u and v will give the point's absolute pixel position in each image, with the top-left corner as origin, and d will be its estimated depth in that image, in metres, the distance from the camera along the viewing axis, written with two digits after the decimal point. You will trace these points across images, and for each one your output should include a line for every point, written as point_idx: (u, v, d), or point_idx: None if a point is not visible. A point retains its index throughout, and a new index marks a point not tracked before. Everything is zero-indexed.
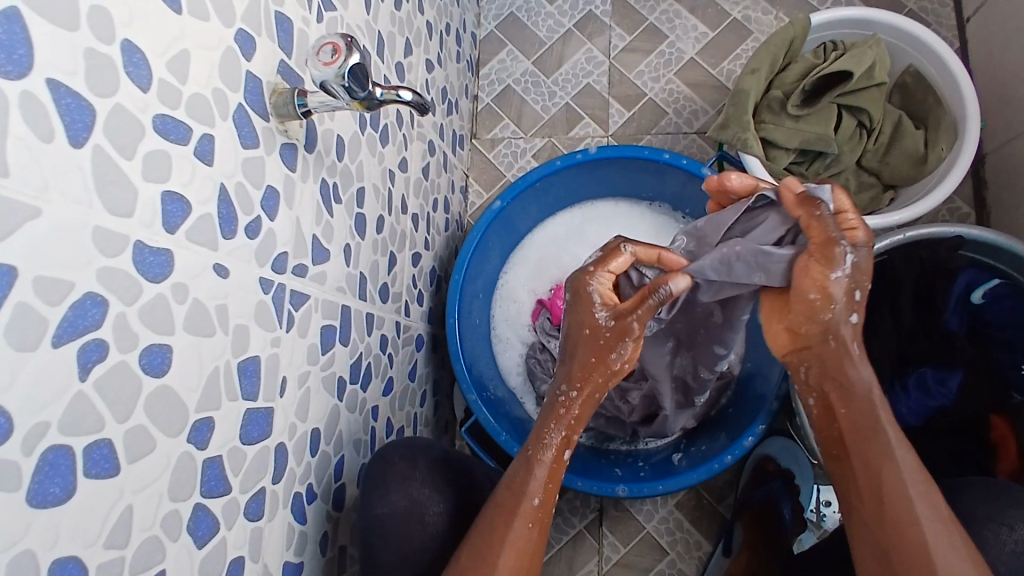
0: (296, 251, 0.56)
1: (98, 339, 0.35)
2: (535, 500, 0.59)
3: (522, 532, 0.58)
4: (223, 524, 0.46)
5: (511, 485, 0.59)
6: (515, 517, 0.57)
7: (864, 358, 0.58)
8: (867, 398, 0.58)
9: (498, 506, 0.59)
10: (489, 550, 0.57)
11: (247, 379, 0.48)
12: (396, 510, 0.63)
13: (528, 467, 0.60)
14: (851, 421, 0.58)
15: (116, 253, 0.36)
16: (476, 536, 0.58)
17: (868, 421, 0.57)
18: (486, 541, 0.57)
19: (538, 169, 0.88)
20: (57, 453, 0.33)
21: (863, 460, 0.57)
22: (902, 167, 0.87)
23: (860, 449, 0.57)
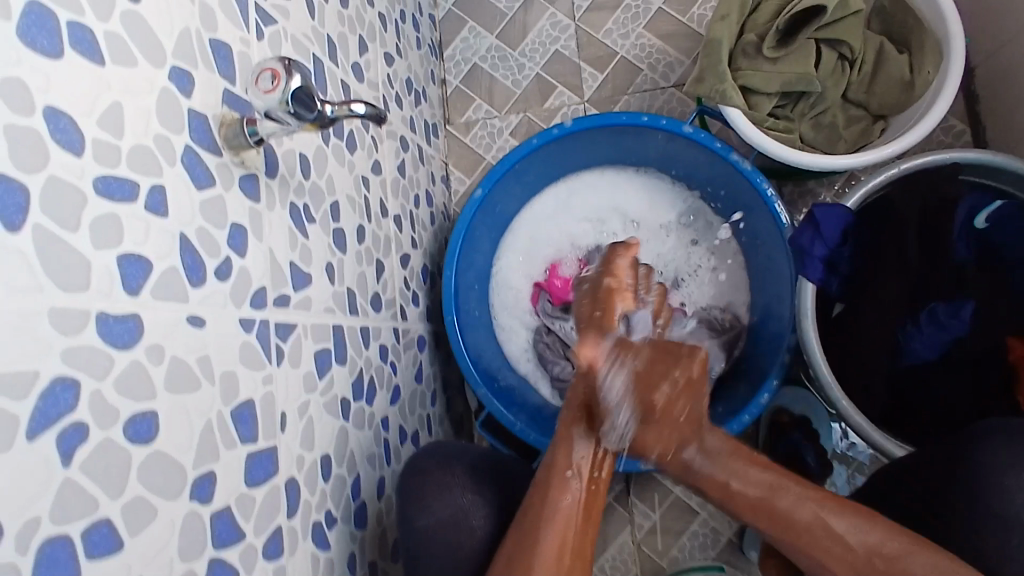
0: (274, 283, 0.54)
1: (76, 422, 0.34)
2: (578, 470, 0.64)
3: (564, 505, 0.62)
4: (243, 571, 0.46)
5: (550, 464, 0.64)
6: (552, 489, 0.62)
7: (759, 495, 0.62)
8: (804, 525, 0.59)
9: (534, 490, 0.63)
10: (535, 528, 0.60)
11: (244, 424, 0.48)
12: (433, 522, 0.64)
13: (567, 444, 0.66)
14: (789, 535, 0.60)
15: (78, 331, 0.35)
16: (515, 538, 0.60)
17: (788, 540, 0.59)
18: (533, 520, 0.61)
19: (515, 150, 0.85)
20: (56, 544, 0.33)
21: (836, 557, 0.57)
22: (890, 94, 0.83)
23: (824, 553, 0.58)
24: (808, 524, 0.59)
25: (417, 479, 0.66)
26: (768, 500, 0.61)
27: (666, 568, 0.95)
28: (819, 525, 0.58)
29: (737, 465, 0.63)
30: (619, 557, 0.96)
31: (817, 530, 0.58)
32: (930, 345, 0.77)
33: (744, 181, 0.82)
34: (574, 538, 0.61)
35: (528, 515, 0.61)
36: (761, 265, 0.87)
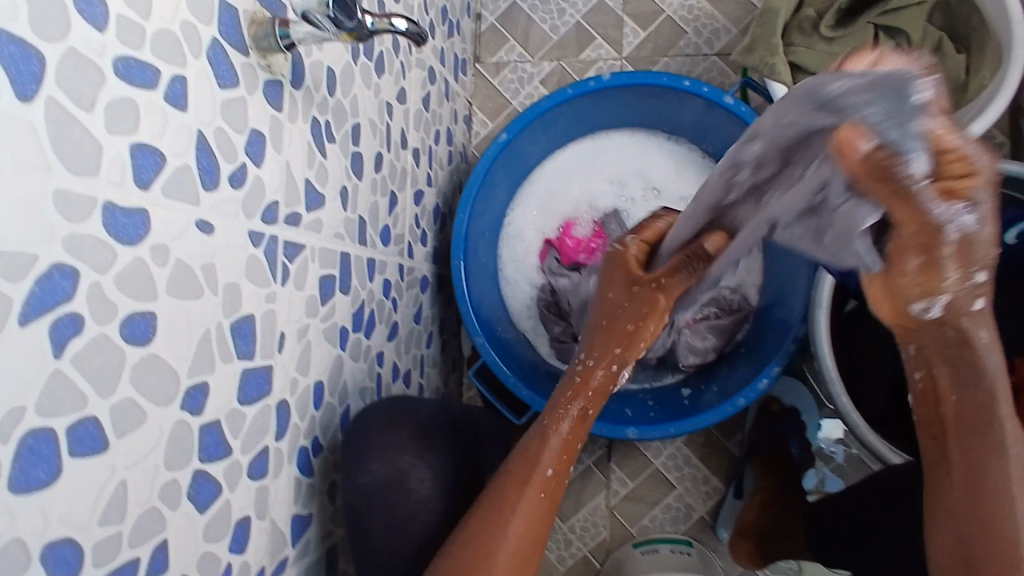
0: (287, 199, 0.52)
1: (72, 313, 0.33)
2: (547, 470, 0.60)
3: (533, 501, 0.59)
4: (226, 486, 0.45)
5: (525, 455, 0.61)
6: (527, 487, 0.59)
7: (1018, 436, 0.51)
8: (994, 443, 0.51)
9: (506, 479, 0.60)
10: (501, 518, 0.57)
11: (242, 339, 0.46)
12: (378, 479, 0.58)
13: (543, 438, 0.62)
14: (959, 415, 0.51)
15: (84, 219, 0.33)
16: (476, 516, 0.58)
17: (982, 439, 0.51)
18: (498, 506, 0.58)
19: (547, 99, 0.82)
20: (40, 437, 0.31)
21: (965, 466, 0.52)
22: None
23: (965, 446, 0.52)
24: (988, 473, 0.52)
25: (405, 422, 0.64)
26: (1016, 468, 0.50)
27: (635, 536, 0.96)
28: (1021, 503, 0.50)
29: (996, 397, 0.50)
30: (590, 519, 0.97)
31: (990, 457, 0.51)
32: None
33: None
34: (542, 528, 0.59)
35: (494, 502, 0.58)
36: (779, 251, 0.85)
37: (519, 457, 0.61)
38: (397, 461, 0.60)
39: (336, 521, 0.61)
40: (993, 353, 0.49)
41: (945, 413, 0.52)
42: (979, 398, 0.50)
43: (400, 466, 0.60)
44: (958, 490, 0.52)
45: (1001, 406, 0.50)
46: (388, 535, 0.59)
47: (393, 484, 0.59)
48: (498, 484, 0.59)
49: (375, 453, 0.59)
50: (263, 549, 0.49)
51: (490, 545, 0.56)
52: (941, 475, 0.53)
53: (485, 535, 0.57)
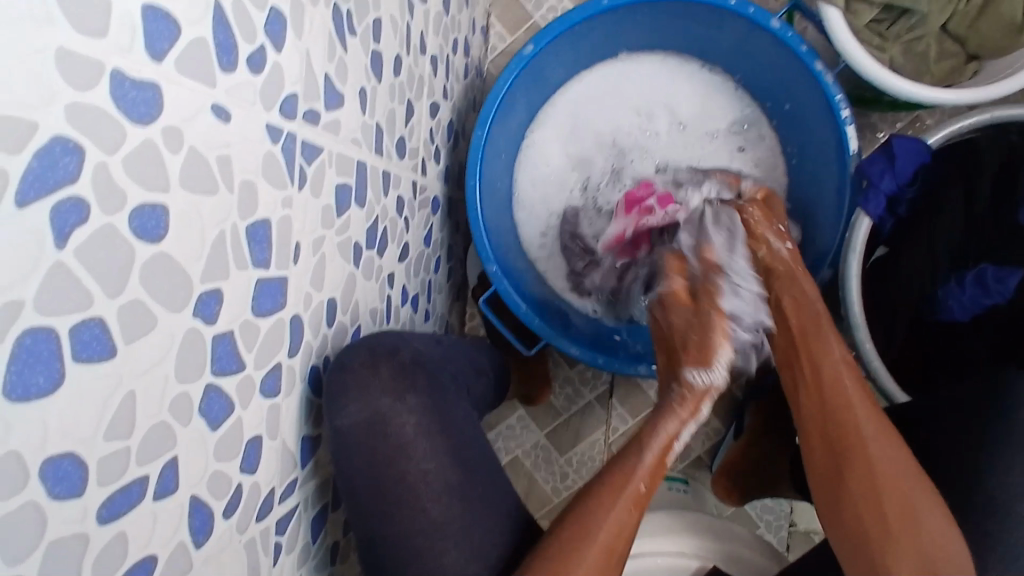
0: (306, 93, 0.46)
1: (75, 197, 0.28)
2: (642, 486, 0.60)
3: (622, 513, 0.58)
4: (239, 403, 0.41)
5: (617, 469, 0.61)
6: (618, 498, 0.58)
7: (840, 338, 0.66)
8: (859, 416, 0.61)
9: (604, 492, 0.59)
10: (579, 538, 0.56)
11: (258, 245, 0.42)
12: (355, 422, 0.53)
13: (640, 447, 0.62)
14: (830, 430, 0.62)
15: (89, 86, 0.28)
16: (559, 535, 0.56)
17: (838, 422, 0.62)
18: (578, 529, 0.56)
19: (580, 9, 0.75)
20: (39, 337, 0.27)
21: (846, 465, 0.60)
22: (993, 35, 0.74)
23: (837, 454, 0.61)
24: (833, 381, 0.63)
25: (391, 358, 0.58)
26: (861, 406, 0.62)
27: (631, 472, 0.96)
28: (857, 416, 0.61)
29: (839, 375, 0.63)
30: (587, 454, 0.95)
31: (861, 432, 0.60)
32: (966, 307, 0.73)
33: (821, 93, 0.74)
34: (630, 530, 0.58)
35: (613, 475, 0.61)
36: (806, 192, 0.82)
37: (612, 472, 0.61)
38: (376, 401, 0.55)
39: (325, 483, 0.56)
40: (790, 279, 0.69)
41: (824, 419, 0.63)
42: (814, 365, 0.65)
43: (379, 408, 0.55)
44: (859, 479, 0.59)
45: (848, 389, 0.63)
46: (371, 479, 0.54)
47: (374, 425, 0.54)
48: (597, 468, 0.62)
49: (355, 394, 0.53)
50: (273, 469, 0.47)
51: (581, 548, 0.55)
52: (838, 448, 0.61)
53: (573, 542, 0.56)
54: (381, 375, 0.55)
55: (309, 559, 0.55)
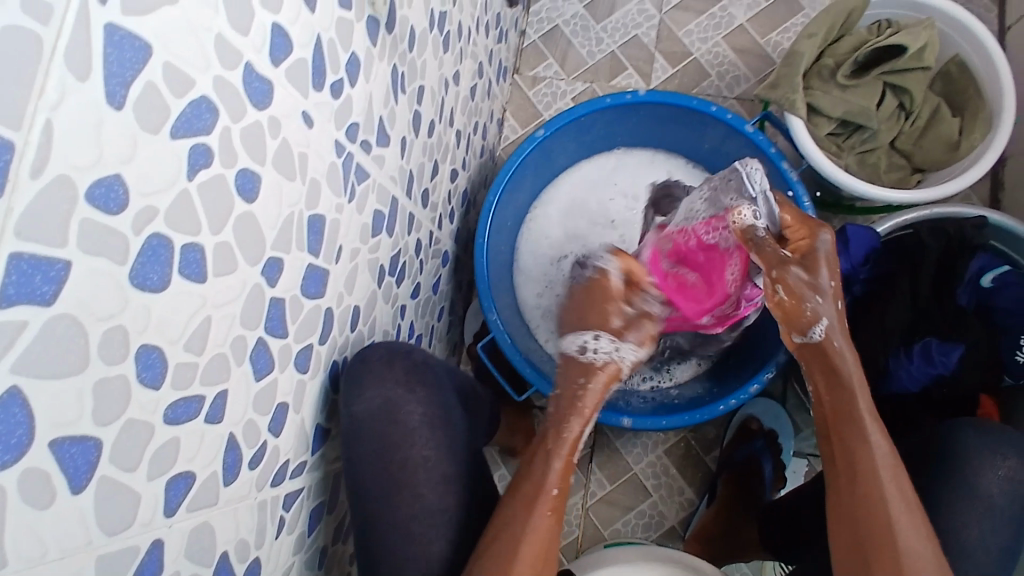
0: (365, 126, 0.56)
1: (206, 145, 0.36)
2: (554, 489, 0.65)
3: (532, 543, 0.61)
4: (278, 365, 0.48)
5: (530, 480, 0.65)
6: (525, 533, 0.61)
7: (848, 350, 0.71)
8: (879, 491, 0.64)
9: (506, 521, 0.62)
10: (504, 560, 0.59)
11: (313, 235, 0.50)
12: (372, 409, 0.59)
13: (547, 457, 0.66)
14: (853, 494, 0.66)
15: (231, 68, 0.37)
16: (484, 558, 0.60)
17: (872, 496, 0.64)
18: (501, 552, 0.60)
19: (586, 103, 0.88)
20: (159, 243, 0.34)
21: (866, 525, 0.64)
22: (934, 151, 0.88)
23: (858, 514, 0.65)
24: (863, 451, 0.67)
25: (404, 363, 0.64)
26: (888, 487, 0.65)
27: (606, 538, 0.99)
28: (892, 498, 0.64)
29: (851, 423, 0.69)
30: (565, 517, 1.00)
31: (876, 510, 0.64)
32: (916, 378, 0.81)
33: (786, 190, 0.85)
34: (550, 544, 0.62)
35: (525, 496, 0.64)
36: None
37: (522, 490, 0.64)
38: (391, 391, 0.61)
39: (327, 477, 0.60)
40: (848, 357, 0.70)
41: (849, 458, 0.68)
42: (852, 420, 0.69)
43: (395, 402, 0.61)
44: (871, 545, 0.63)
45: (882, 480, 0.65)
46: (376, 469, 0.59)
47: (384, 414, 0.59)
48: (507, 513, 0.62)
49: (371, 382, 0.59)
50: (291, 443, 0.52)
51: (504, 571, 0.59)
52: (852, 506, 0.66)
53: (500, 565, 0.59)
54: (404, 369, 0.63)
55: (303, 551, 0.58)
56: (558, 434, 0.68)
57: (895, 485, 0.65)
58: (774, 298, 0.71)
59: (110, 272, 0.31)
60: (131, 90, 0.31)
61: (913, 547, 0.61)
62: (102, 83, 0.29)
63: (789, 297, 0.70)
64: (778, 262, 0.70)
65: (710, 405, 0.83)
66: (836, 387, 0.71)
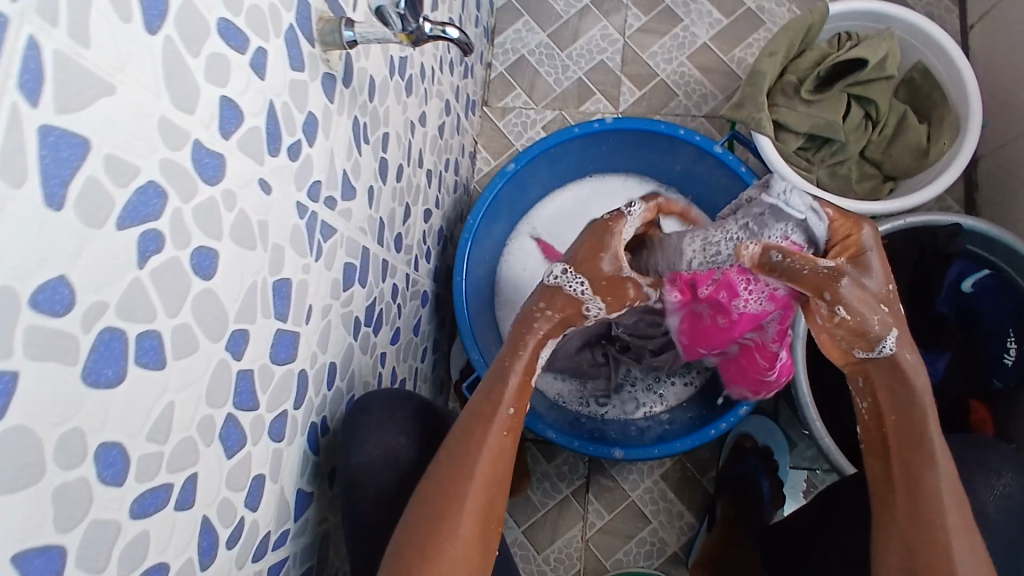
0: (328, 182, 0.56)
1: (156, 230, 0.36)
2: (510, 411, 0.62)
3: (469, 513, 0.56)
4: (250, 438, 0.46)
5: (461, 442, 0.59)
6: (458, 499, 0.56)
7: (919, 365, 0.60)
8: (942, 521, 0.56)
9: (438, 482, 0.57)
10: (437, 526, 0.55)
11: (280, 299, 0.49)
12: (375, 459, 0.62)
13: (483, 421, 0.60)
14: (910, 517, 0.57)
15: (178, 148, 0.37)
16: (416, 530, 0.55)
17: (936, 524, 0.56)
18: (430, 518, 0.55)
19: (555, 134, 0.88)
20: (112, 336, 0.33)
21: (926, 554, 0.55)
22: (904, 158, 0.88)
23: (919, 541, 0.56)
24: (928, 472, 0.57)
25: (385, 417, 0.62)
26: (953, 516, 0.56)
27: (609, 569, 0.97)
28: (956, 529, 0.56)
29: (916, 439, 0.59)
30: (565, 550, 0.98)
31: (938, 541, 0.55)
32: None
33: None
34: (485, 507, 0.57)
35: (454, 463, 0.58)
36: None
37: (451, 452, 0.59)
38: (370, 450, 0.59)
39: (314, 541, 0.59)
40: (920, 374, 0.60)
41: (906, 473, 0.58)
42: (913, 434, 0.59)
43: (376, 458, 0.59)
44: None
45: (946, 507, 0.56)
46: None
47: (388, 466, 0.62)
48: (437, 477, 0.57)
49: None
50: (271, 514, 0.50)
51: (438, 539, 0.54)
52: (910, 529, 0.56)
53: (432, 534, 0.55)
54: None
55: None
56: (498, 399, 0.62)
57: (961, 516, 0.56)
58: (833, 320, 0.59)
59: (61, 374, 0.30)
60: (71, 188, 0.30)
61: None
62: (40, 185, 0.28)
63: (851, 319, 0.58)
64: (825, 286, 0.58)
65: (701, 429, 0.82)
66: (900, 403, 0.60)
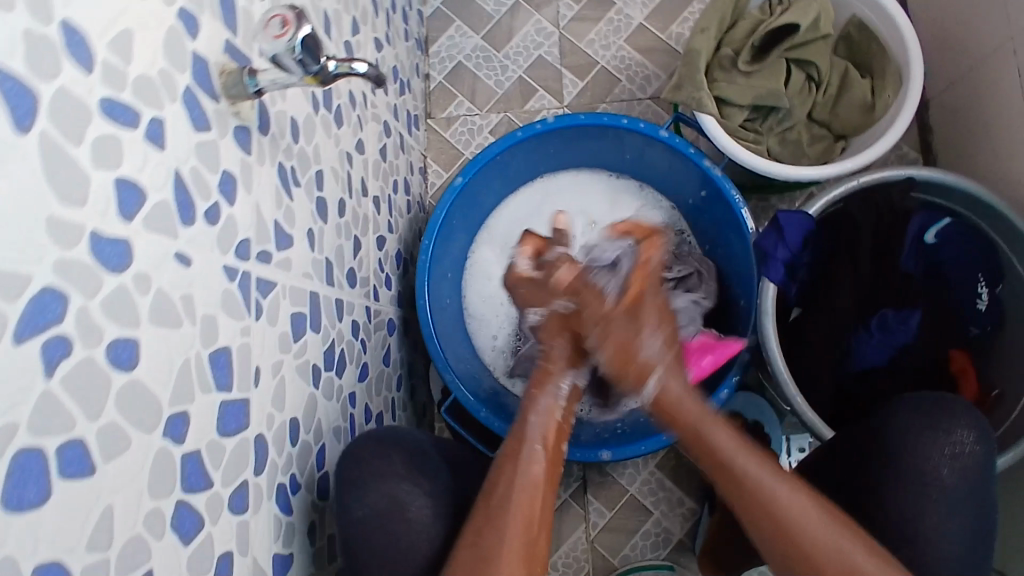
0: (258, 238, 0.54)
1: (61, 335, 0.34)
2: (539, 444, 0.67)
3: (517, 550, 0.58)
4: (208, 519, 0.45)
5: (496, 487, 0.62)
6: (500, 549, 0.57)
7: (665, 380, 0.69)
8: (789, 501, 0.61)
9: (469, 538, 0.59)
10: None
11: (219, 370, 0.47)
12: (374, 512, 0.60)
13: (514, 463, 0.64)
14: (739, 499, 0.63)
15: (73, 244, 0.35)
16: None
17: (756, 501, 0.62)
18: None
19: (498, 141, 0.87)
20: (29, 456, 0.32)
21: (778, 528, 0.61)
22: (851, 116, 0.87)
23: (761, 517, 0.62)
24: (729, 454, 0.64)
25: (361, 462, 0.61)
26: (773, 493, 0.62)
27: (617, 567, 0.97)
28: (786, 504, 0.61)
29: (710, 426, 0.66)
30: (572, 554, 0.97)
31: (796, 512, 0.61)
32: (880, 351, 0.83)
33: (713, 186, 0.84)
34: (531, 541, 0.60)
35: (486, 511, 0.60)
36: (728, 271, 0.90)
37: (486, 498, 0.61)
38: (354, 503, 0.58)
39: None
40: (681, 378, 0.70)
41: (710, 459, 0.65)
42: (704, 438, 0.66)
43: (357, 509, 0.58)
44: (804, 550, 0.59)
45: (754, 485, 0.62)
46: None
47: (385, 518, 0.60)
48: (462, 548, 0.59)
49: None
50: None
51: None
52: (746, 511, 0.63)
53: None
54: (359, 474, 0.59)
55: None
56: (523, 440, 0.66)
57: (797, 490, 0.62)
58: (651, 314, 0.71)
59: None
60: None
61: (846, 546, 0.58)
62: None
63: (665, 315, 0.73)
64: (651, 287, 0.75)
65: None
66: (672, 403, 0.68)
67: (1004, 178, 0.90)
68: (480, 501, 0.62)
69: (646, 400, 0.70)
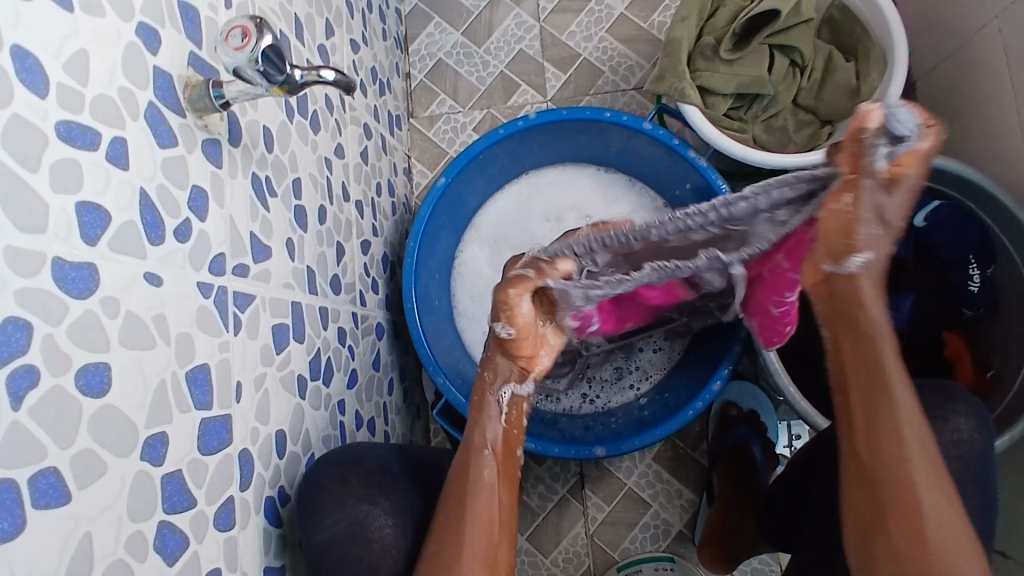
0: (233, 251, 0.53)
1: (28, 365, 0.33)
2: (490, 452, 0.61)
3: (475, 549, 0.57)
4: (194, 538, 0.45)
5: (459, 484, 0.60)
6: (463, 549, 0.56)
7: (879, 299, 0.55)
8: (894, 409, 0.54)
9: (438, 538, 0.57)
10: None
11: (198, 388, 0.47)
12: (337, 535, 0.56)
13: (470, 468, 0.60)
14: (858, 393, 0.55)
15: (34, 273, 0.34)
16: None
17: (874, 390, 0.55)
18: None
19: (481, 140, 0.86)
20: (1, 489, 0.32)
21: (867, 423, 0.55)
22: (837, 100, 0.86)
23: (861, 401, 0.55)
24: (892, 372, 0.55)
25: (353, 471, 0.61)
26: (897, 402, 0.54)
27: (618, 560, 0.96)
28: (899, 414, 0.54)
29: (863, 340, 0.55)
30: (572, 549, 0.97)
31: (887, 416, 0.54)
32: None
33: (699, 177, 0.84)
34: (495, 537, 0.58)
35: (453, 507, 0.58)
36: None
37: (451, 497, 0.59)
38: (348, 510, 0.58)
39: None
40: (878, 302, 0.54)
41: (845, 369, 0.56)
42: (867, 351, 0.55)
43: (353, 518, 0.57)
44: (862, 447, 0.55)
45: (890, 391, 0.55)
46: None
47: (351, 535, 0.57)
48: (440, 523, 0.57)
49: (327, 507, 0.57)
50: None
51: None
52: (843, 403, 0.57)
53: None
54: (351, 484, 0.59)
55: None
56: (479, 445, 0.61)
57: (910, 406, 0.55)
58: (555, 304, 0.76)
59: None
60: None
61: (913, 457, 0.54)
62: None
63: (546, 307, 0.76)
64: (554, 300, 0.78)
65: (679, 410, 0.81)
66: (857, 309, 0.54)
67: (994, 156, 0.89)
68: (445, 500, 0.59)
69: (842, 276, 0.54)
